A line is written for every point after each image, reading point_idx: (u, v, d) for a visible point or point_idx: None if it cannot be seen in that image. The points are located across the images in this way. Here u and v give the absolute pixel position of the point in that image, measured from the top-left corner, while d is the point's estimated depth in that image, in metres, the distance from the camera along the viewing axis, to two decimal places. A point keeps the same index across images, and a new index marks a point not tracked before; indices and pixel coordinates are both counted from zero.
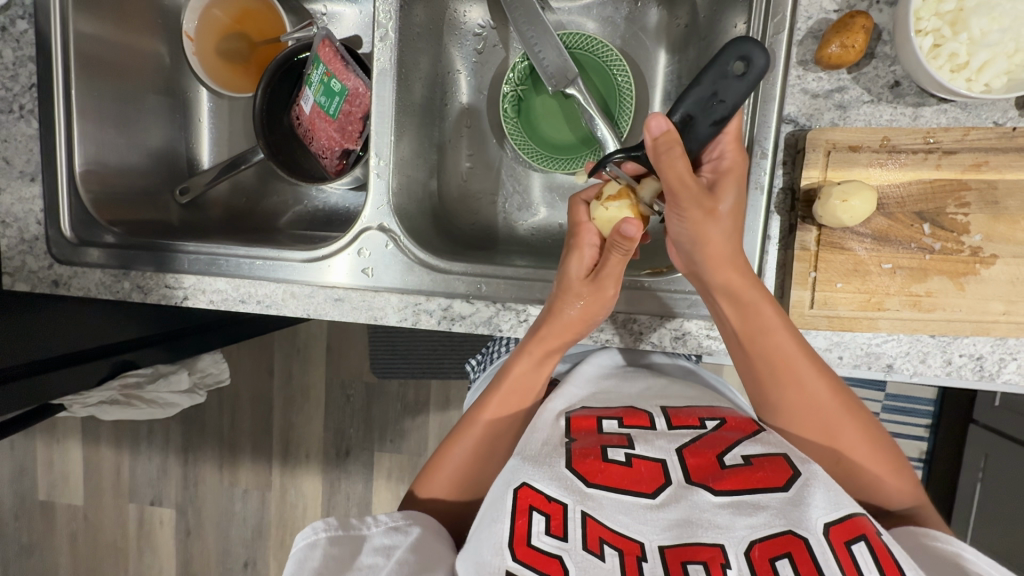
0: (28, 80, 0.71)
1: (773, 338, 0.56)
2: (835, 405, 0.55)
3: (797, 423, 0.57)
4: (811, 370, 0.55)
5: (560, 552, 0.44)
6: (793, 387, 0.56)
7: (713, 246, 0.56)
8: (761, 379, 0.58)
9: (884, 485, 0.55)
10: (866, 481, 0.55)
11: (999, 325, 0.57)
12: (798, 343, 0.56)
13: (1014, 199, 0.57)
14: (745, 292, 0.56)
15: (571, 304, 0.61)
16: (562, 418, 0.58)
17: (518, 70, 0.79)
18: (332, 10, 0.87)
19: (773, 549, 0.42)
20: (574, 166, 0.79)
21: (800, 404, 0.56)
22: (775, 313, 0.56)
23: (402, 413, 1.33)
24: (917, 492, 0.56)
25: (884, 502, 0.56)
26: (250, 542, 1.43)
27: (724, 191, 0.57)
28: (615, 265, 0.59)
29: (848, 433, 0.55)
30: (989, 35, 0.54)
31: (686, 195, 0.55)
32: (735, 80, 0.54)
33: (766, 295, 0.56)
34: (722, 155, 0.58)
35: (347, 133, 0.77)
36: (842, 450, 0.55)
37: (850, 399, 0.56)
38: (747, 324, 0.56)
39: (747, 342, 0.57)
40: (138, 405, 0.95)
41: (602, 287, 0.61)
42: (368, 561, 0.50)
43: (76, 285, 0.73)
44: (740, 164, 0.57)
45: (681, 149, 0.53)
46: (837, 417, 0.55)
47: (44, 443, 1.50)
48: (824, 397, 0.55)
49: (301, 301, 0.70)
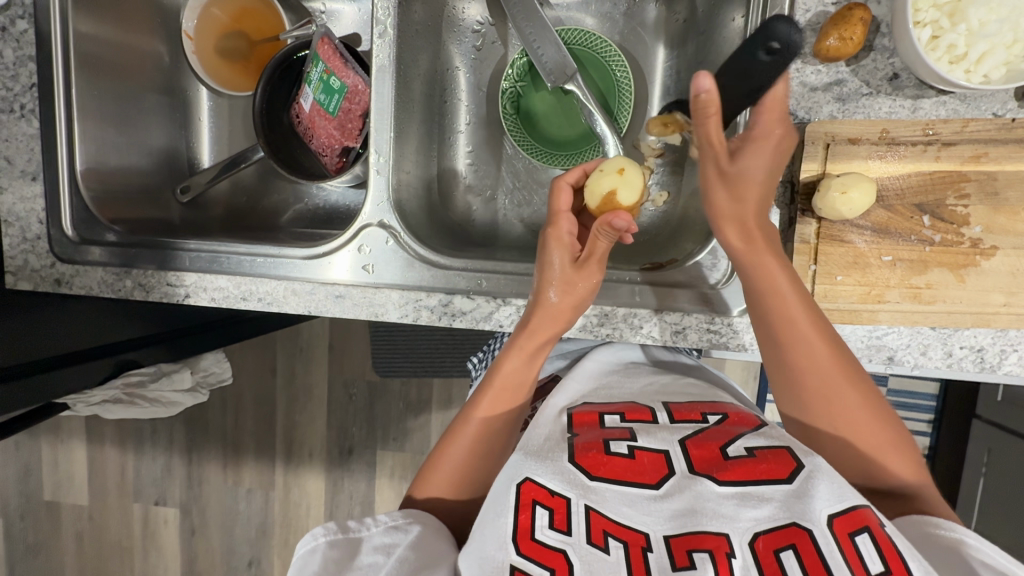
0: (28, 80, 0.72)
1: (782, 300, 0.55)
2: (844, 376, 0.54)
3: (799, 389, 0.56)
4: (821, 339, 0.55)
5: (564, 547, 0.44)
6: (797, 352, 0.55)
7: (719, 207, 0.58)
8: (768, 345, 0.57)
9: (882, 460, 0.54)
10: (864, 458, 0.54)
11: (1000, 316, 0.57)
12: (808, 307, 0.55)
13: (1014, 190, 0.57)
14: (753, 257, 0.56)
15: (552, 289, 0.61)
16: (565, 413, 0.58)
17: (517, 66, 0.80)
18: (331, 9, 0.87)
19: (777, 541, 0.42)
20: (572, 161, 0.80)
21: (803, 370, 0.55)
22: (787, 276, 0.55)
23: (405, 412, 1.34)
24: (920, 475, 0.54)
25: (882, 482, 0.54)
26: (255, 540, 1.43)
27: (745, 159, 0.57)
28: (604, 251, 0.61)
29: (851, 402, 0.54)
30: (988, 25, 0.55)
31: (709, 153, 0.58)
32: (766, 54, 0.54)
33: (781, 260, 0.56)
34: (754, 124, 0.57)
35: (347, 130, 0.78)
36: (841, 418, 0.55)
37: (857, 372, 0.55)
38: (755, 287, 0.56)
39: (756, 307, 0.57)
40: (142, 404, 0.96)
41: (591, 272, 0.62)
42: (367, 560, 0.50)
43: (78, 284, 0.74)
44: (771, 134, 0.56)
45: (716, 112, 0.55)
46: (843, 388, 0.54)
47: (49, 444, 1.50)
48: (828, 364, 0.54)
49: (302, 299, 0.70)
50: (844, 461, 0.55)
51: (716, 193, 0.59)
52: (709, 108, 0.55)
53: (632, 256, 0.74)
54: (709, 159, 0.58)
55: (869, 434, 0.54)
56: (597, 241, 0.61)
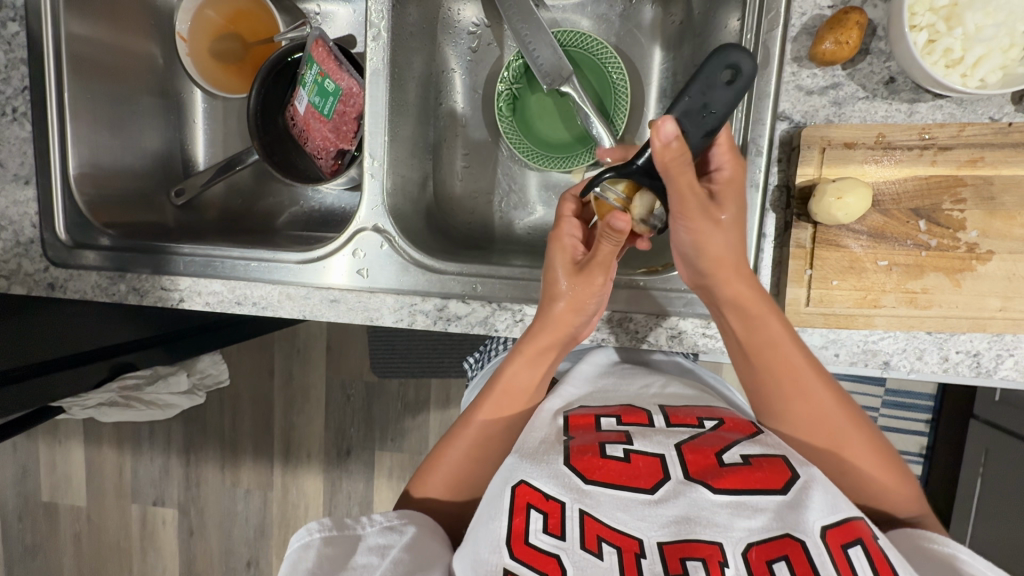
0: (21, 83, 0.72)
1: (780, 349, 0.56)
2: (841, 414, 0.56)
3: (802, 432, 0.56)
4: (818, 381, 0.56)
5: (558, 552, 0.44)
6: (798, 397, 0.56)
7: (718, 255, 0.56)
8: (766, 392, 0.57)
9: (882, 486, 0.55)
10: (873, 493, 0.55)
11: (996, 321, 0.57)
12: (804, 354, 0.56)
13: (1010, 195, 0.57)
14: (754, 306, 0.56)
15: (563, 277, 0.60)
16: (559, 417, 0.58)
17: (512, 68, 0.79)
18: (325, 10, 0.86)
19: (770, 552, 0.42)
20: (569, 164, 0.79)
21: (805, 415, 0.56)
22: (781, 325, 0.56)
23: (403, 412, 1.34)
24: (921, 502, 0.56)
25: (888, 512, 0.56)
26: (253, 541, 1.43)
27: (727, 201, 0.56)
28: (607, 256, 0.58)
29: (854, 443, 0.55)
30: (984, 30, 0.54)
31: (693, 204, 0.54)
32: (722, 87, 0.53)
33: (773, 308, 0.57)
34: (721, 166, 0.56)
35: (341, 133, 0.77)
36: (847, 459, 0.55)
37: (856, 413, 0.56)
38: (753, 336, 0.57)
39: (755, 356, 0.57)
40: (138, 406, 0.95)
41: (591, 276, 0.59)
42: (362, 561, 0.50)
43: (72, 287, 0.73)
44: (740, 174, 0.56)
45: (688, 158, 0.51)
46: (842, 426, 0.55)
47: (47, 445, 1.50)
48: (828, 407, 0.56)
49: (298, 302, 0.70)
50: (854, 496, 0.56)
51: (709, 244, 0.56)
52: (681, 155, 0.50)
53: (628, 259, 0.74)
54: (696, 211, 0.54)
55: (869, 467, 0.55)
56: (600, 245, 0.58)
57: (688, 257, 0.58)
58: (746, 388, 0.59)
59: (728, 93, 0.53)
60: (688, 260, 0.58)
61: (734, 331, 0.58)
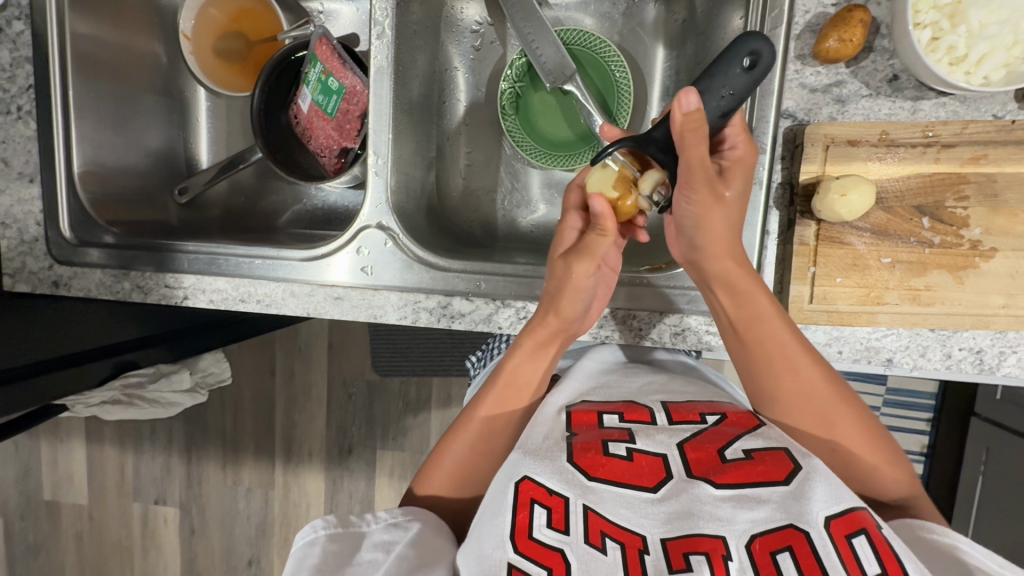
0: (25, 81, 0.72)
1: (769, 326, 0.56)
2: (831, 393, 0.56)
3: (794, 412, 0.57)
4: (808, 360, 0.56)
5: (562, 546, 0.44)
6: (787, 374, 0.56)
7: (716, 232, 0.57)
8: (756, 371, 0.58)
9: (871, 466, 0.55)
10: (865, 474, 0.55)
11: (998, 318, 0.57)
12: (792, 331, 0.57)
13: (1013, 192, 0.57)
14: (742, 283, 0.57)
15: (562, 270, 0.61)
16: (563, 411, 0.58)
17: (516, 66, 0.78)
18: (329, 8, 0.87)
19: (774, 543, 0.43)
20: (573, 163, 0.79)
21: (796, 393, 0.56)
22: (769, 302, 0.57)
23: (404, 410, 1.34)
24: (914, 485, 0.56)
25: (880, 494, 0.56)
26: (254, 539, 1.43)
27: (733, 178, 0.57)
28: (598, 245, 0.61)
29: (845, 423, 0.56)
30: (987, 28, 0.55)
31: (700, 180, 0.54)
32: (740, 72, 0.53)
33: (761, 286, 0.57)
34: (733, 146, 0.57)
35: (345, 131, 0.77)
36: (838, 439, 0.56)
37: (847, 393, 0.56)
38: (742, 313, 0.57)
39: (745, 334, 0.58)
40: (141, 405, 0.95)
41: (584, 267, 0.60)
42: (367, 556, 0.50)
43: (77, 286, 0.74)
44: (751, 156, 0.57)
45: (704, 132, 0.52)
46: (832, 405, 0.56)
47: (48, 444, 1.50)
48: (819, 385, 0.56)
49: (301, 300, 0.70)
50: (848, 480, 0.56)
51: (711, 218, 0.57)
52: (698, 128, 0.52)
53: (631, 257, 0.74)
54: (702, 185, 0.55)
55: (858, 445, 0.55)
56: (593, 237, 0.61)
57: (684, 229, 0.59)
58: (738, 367, 0.60)
59: (746, 79, 0.53)
60: (683, 233, 0.59)
61: (724, 310, 0.58)
